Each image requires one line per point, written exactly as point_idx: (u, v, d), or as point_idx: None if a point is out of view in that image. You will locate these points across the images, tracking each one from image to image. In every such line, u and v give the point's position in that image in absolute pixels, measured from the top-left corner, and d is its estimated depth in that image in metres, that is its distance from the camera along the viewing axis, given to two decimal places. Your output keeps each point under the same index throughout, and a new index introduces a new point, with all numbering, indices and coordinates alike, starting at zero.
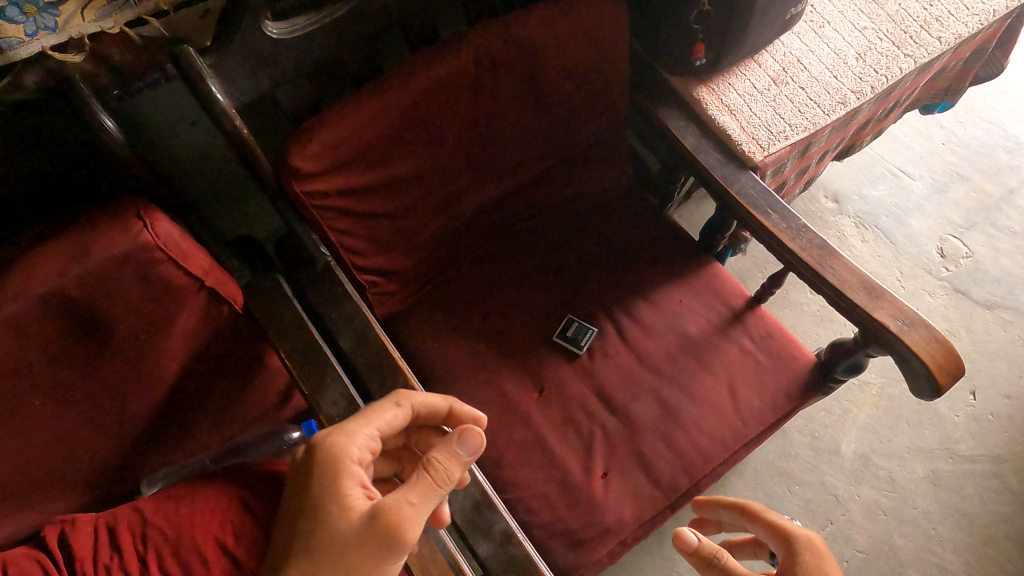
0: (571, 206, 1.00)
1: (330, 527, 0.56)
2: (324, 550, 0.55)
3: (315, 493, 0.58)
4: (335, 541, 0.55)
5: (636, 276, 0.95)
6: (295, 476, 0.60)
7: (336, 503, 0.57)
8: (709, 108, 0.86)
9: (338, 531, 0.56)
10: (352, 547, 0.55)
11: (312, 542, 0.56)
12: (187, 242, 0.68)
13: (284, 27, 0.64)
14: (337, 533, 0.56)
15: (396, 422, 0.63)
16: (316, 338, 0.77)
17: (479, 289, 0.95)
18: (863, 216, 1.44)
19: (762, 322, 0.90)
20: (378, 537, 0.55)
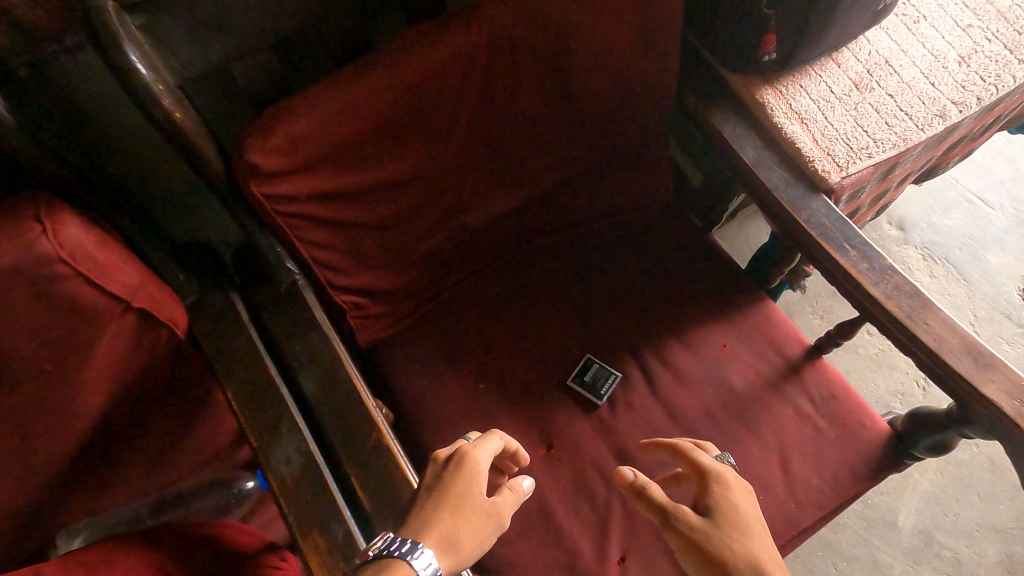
0: (599, 224, 0.84)
1: (466, 504, 0.52)
2: (455, 518, 0.51)
3: (463, 483, 0.53)
4: (464, 511, 0.52)
5: (672, 312, 0.80)
6: (434, 472, 0.55)
7: (473, 482, 0.53)
8: (775, 113, 0.70)
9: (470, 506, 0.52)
10: (472, 523, 0.51)
11: (440, 508, 0.51)
12: (110, 254, 0.53)
13: None
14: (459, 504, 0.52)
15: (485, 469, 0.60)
16: (273, 375, 0.62)
17: (484, 317, 0.80)
18: (932, 248, 1.27)
19: (824, 379, 0.74)
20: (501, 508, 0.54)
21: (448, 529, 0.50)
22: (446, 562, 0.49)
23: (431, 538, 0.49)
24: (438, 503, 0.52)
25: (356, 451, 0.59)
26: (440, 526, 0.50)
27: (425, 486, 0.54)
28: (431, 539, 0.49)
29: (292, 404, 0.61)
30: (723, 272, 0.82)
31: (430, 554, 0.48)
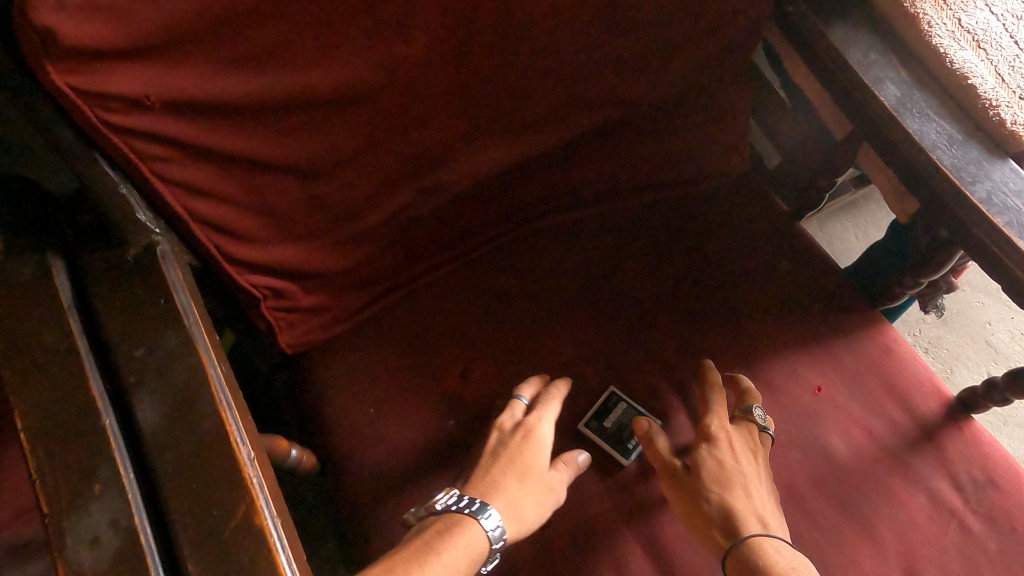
0: (640, 198, 0.59)
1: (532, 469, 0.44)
2: (523, 486, 0.43)
3: (532, 452, 0.45)
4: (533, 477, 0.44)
5: (741, 332, 0.54)
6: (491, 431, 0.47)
7: (540, 449, 0.45)
8: (935, 31, 0.44)
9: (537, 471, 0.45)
10: (536, 490, 0.44)
11: (507, 470, 0.44)
12: None
13: None
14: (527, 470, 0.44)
15: None
16: (94, 389, 0.37)
17: (469, 320, 0.56)
18: None
19: (974, 452, 0.48)
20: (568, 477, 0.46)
21: (516, 494, 0.43)
22: (511, 531, 0.41)
23: (498, 501, 0.42)
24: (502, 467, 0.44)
25: (214, 532, 0.34)
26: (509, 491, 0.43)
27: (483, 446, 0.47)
28: (500, 500, 0.42)
29: (117, 440, 0.36)
30: (818, 278, 0.56)
31: (499, 517, 0.41)
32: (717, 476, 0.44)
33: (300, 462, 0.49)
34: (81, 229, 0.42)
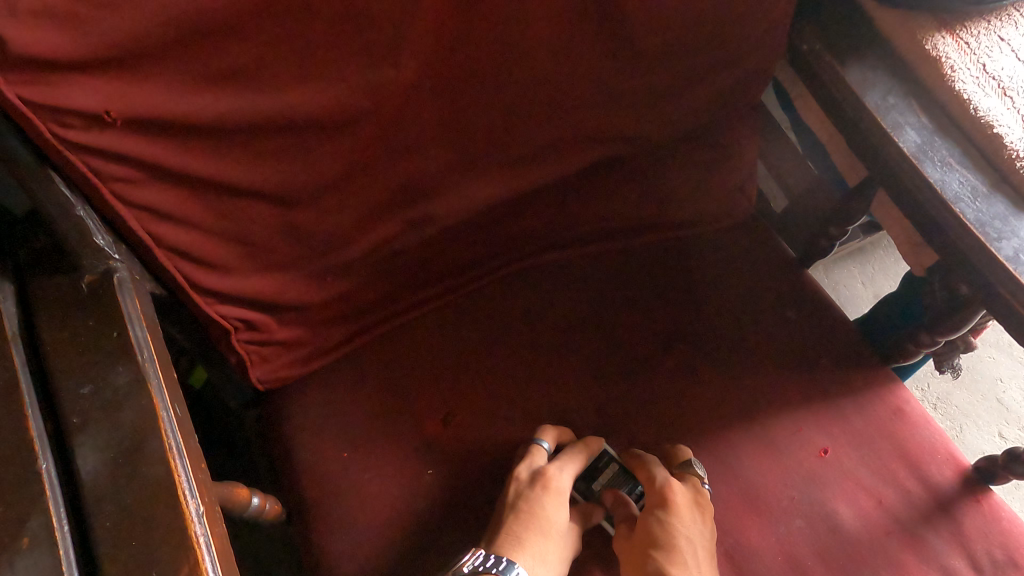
0: (643, 238, 0.56)
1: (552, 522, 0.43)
2: (547, 542, 0.42)
3: (553, 504, 0.43)
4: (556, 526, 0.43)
5: (745, 383, 0.51)
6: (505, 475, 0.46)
7: (559, 501, 0.44)
8: (958, 75, 0.41)
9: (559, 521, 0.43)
10: (560, 544, 0.43)
11: (532, 525, 0.42)
12: None
13: None
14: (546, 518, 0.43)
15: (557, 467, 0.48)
16: (33, 428, 0.33)
17: (454, 361, 0.52)
18: None
19: (992, 529, 0.45)
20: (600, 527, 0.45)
21: (542, 550, 0.42)
22: None
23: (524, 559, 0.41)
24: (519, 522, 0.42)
25: None
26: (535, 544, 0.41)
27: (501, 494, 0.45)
28: (527, 558, 0.41)
29: (52, 486, 0.32)
30: (829, 329, 0.53)
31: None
32: (665, 544, 0.41)
33: (265, 511, 0.46)
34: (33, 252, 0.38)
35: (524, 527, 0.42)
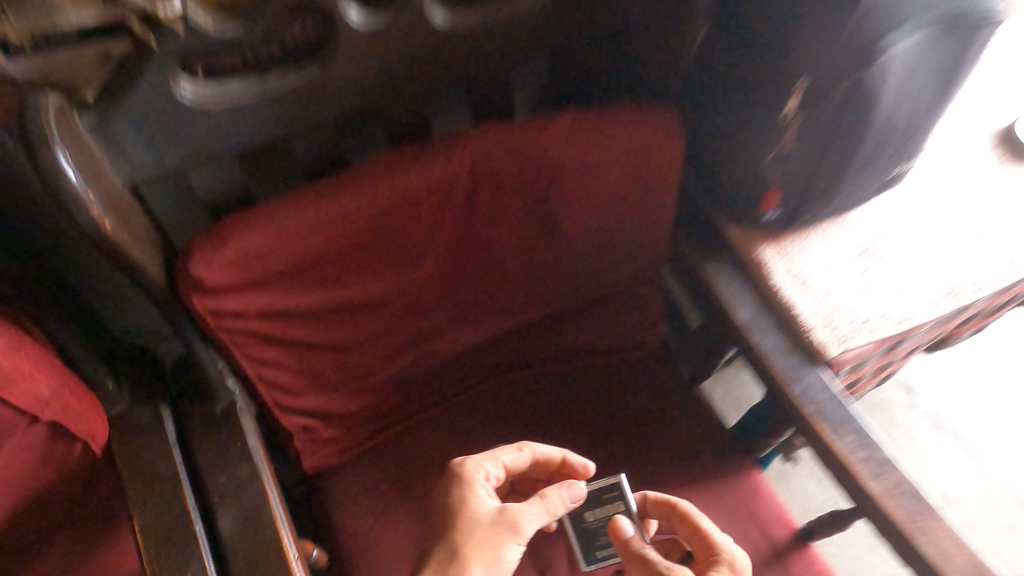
0: (581, 360, 0.79)
1: (487, 532, 0.53)
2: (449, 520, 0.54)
3: (462, 491, 0.55)
4: (496, 534, 0.53)
5: (650, 468, 0.72)
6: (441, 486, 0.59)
7: (467, 484, 0.56)
8: (774, 275, 0.65)
9: (498, 531, 0.53)
10: (466, 518, 0.54)
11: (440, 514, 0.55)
12: (19, 365, 0.48)
13: (206, 92, 0.47)
14: (485, 527, 0.53)
15: (516, 465, 0.61)
16: (190, 507, 0.54)
17: (445, 451, 0.73)
18: (940, 416, 1.14)
19: (811, 570, 0.66)
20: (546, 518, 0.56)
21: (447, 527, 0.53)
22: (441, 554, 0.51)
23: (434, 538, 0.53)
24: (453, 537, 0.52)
25: None
26: (468, 554, 0.51)
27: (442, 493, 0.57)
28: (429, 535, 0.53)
29: (203, 541, 0.52)
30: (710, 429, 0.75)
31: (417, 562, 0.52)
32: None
33: (320, 562, 0.66)
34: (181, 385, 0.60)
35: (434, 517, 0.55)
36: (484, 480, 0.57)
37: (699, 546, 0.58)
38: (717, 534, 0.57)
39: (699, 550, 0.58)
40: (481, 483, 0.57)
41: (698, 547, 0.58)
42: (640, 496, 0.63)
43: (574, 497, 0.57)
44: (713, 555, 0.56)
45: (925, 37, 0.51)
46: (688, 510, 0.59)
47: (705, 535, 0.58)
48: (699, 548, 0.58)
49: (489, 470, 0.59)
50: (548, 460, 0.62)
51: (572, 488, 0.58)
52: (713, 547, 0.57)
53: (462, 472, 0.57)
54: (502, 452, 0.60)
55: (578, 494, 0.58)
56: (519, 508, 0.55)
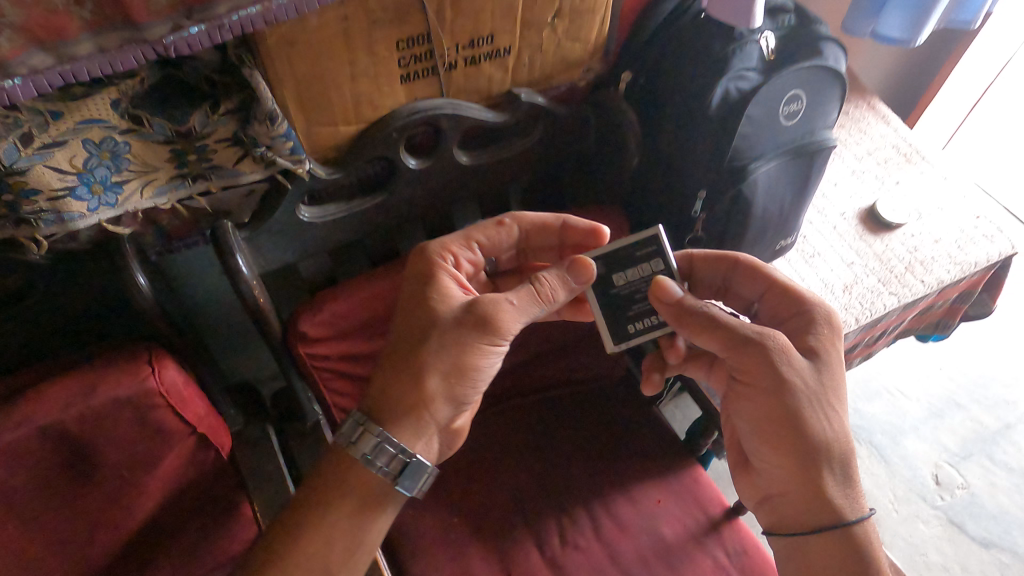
0: (560, 391, 1.04)
1: (454, 331, 0.65)
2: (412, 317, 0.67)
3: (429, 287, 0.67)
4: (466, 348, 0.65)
5: (619, 467, 0.96)
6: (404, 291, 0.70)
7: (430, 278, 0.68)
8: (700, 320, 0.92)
9: (459, 336, 0.65)
10: (422, 324, 0.66)
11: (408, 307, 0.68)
12: (189, 391, 0.72)
13: (318, 212, 0.73)
14: (441, 329, 0.65)
15: (496, 238, 0.74)
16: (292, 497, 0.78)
17: (464, 460, 0.96)
18: (858, 432, 1.50)
19: (739, 537, 0.89)
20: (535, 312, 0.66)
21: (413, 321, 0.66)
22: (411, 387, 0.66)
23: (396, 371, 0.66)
24: (419, 347, 0.65)
25: None
26: (422, 370, 0.65)
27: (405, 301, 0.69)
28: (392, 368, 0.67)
29: None
30: (662, 438, 0.99)
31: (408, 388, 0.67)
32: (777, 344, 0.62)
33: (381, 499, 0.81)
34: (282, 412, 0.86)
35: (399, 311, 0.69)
36: (450, 265, 0.70)
37: (795, 336, 0.66)
38: (796, 283, 0.69)
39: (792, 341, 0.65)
40: (449, 270, 0.69)
41: (782, 306, 0.69)
42: (683, 254, 0.74)
43: (557, 293, 0.66)
44: (802, 305, 0.67)
45: (777, 161, 0.81)
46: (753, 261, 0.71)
47: (795, 290, 0.68)
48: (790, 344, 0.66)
49: (457, 253, 0.71)
50: (548, 224, 0.74)
51: (577, 268, 0.66)
52: (802, 300, 0.67)
53: (429, 281, 0.68)
54: (479, 235, 0.73)
55: (554, 293, 0.66)
56: (489, 302, 0.64)
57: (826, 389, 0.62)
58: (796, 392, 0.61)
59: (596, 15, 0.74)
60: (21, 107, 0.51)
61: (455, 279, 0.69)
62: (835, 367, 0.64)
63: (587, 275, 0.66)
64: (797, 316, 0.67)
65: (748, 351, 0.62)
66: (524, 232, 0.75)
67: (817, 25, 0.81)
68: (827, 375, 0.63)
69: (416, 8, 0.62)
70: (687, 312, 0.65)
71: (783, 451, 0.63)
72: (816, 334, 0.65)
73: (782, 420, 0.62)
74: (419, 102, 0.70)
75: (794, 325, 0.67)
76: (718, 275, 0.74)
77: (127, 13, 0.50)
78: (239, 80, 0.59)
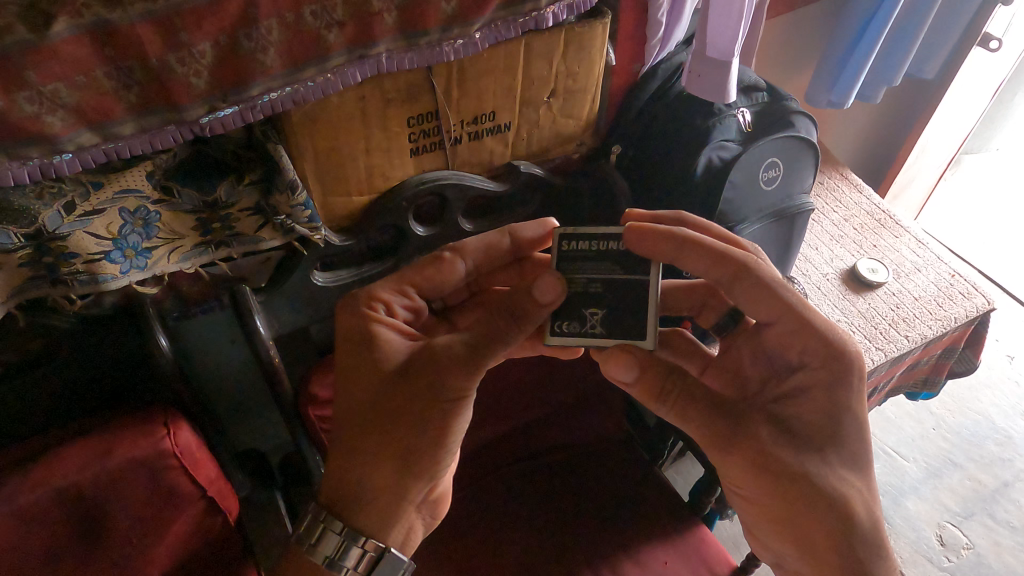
0: (561, 452, 1.05)
1: (406, 385, 0.62)
2: (363, 375, 0.65)
3: (373, 344, 0.65)
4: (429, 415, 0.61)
5: (625, 528, 0.96)
6: (349, 347, 0.67)
7: (374, 337, 0.66)
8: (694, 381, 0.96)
9: (412, 397, 0.61)
10: (376, 381, 0.64)
11: (354, 367, 0.66)
12: (202, 453, 0.74)
13: (330, 277, 0.78)
14: (391, 393, 0.62)
15: (440, 272, 0.72)
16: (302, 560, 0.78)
17: (469, 525, 0.96)
18: None
19: None
20: (501, 337, 0.60)
21: (364, 383, 0.64)
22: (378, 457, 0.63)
23: (352, 436, 0.64)
24: (370, 411, 0.63)
25: None
26: (386, 434, 0.62)
27: (354, 362, 0.66)
28: (350, 435, 0.64)
29: None
30: (664, 497, 1.00)
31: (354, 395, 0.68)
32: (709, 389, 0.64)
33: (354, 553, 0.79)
34: (289, 477, 0.88)
35: (347, 369, 0.67)
36: (382, 314, 0.68)
37: (803, 408, 0.63)
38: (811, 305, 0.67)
39: (803, 412, 0.62)
40: (383, 320, 0.68)
41: (794, 344, 0.66)
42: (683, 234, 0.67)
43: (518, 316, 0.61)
44: (822, 357, 0.64)
45: (759, 223, 0.91)
46: (768, 268, 0.68)
47: (810, 332, 0.65)
48: (802, 412, 0.63)
49: (388, 302, 0.70)
50: (494, 242, 0.74)
51: (540, 286, 0.62)
52: (837, 346, 0.64)
53: (367, 337, 0.66)
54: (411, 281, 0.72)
55: (519, 313, 0.61)
56: (444, 345, 0.61)
57: (836, 467, 0.60)
58: (797, 468, 0.59)
59: (588, 94, 0.81)
60: (65, 178, 0.55)
61: (396, 327, 0.68)
62: (850, 431, 0.61)
63: (556, 293, 0.61)
64: (828, 371, 0.63)
65: (736, 445, 0.61)
66: (468, 262, 0.74)
67: (787, 100, 0.91)
68: (837, 447, 0.60)
69: (426, 89, 0.69)
70: (662, 384, 0.62)
71: (795, 533, 0.60)
72: (846, 389, 0.62)
73: (784, 499, 0.59)
74: (426, 174, 0.76)
75: (819, 379, 0.63)
76: (709, 268, 0.70)
77: (169, 94, 0.54)
78: (263, 154, 0.65)
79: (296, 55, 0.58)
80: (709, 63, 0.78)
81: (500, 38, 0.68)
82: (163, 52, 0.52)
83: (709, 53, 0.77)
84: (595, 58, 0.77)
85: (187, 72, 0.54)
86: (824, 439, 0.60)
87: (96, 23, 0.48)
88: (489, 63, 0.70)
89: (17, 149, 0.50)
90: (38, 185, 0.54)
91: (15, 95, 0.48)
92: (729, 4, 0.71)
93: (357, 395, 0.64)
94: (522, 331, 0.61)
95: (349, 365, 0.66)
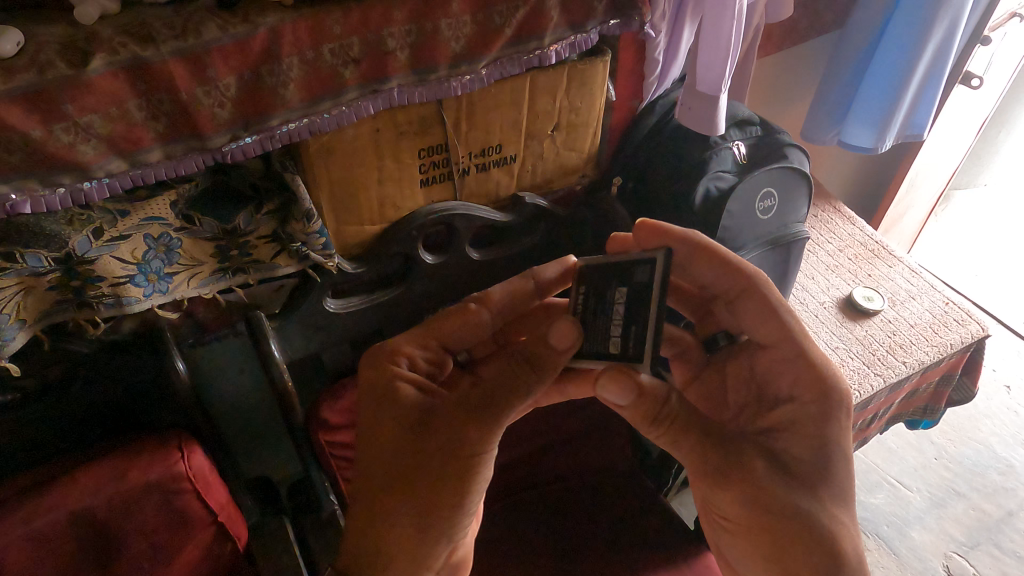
0: (566, 481, 1.05)
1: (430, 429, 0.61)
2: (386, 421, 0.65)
3: (393, 397, 0.66)
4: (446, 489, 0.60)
5: (630, 557, 0.95)
6: (373, 396, 0.67)
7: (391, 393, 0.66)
8: None
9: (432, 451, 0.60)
10: (398, 427, 0.64)
11: (379, 410, 0.65)
12: (215, 477, 0.74)
13: (342, 303, 0.81)
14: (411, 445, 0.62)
15: (470, 317, 0.76)
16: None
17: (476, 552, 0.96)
18: (863, 523, 1.51)
19: None
20: (521, 387, 0.60)
21: (389, 430, 0.64)
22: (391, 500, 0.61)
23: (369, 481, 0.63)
24: (394, 456, 0.62)
25: None
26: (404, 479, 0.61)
27: (377, 409, 0.66)
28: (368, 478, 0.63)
29: None
30: (669, 522, 1.00)
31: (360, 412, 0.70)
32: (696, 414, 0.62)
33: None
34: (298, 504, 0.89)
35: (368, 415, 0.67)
36: (401, 367, 0.69)
37: (789, 441, 0.64)
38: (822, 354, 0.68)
39: (790, 446, 0.64)
40: (401, 373, 0.68)
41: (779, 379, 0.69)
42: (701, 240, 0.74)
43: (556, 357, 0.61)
44: (815, 391, 0.66)
45: (756, 250, 0.95)
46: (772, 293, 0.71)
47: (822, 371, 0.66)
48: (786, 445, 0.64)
49: (410, 354, 0.71)
50: (518, 287, 0.79)
51: (556, 334, 0.61)
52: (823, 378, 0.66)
53: (389, 391, 0.66)
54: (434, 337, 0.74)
55: (536, 362, 0.61)
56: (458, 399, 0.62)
57: (825, 503, 0.61)
58: (789, 502, 0.60)
59: (589, 128, 0.85)
60: (94, 207, 0.58)
61: (413, 380, 0.67)
62: (842, 473, 0.62)
63: (570, 340, 0.61)
64: (816, 404, 0.65)
65: (733, 481, 0.61)
66: (492, 311, 0.77)
67: (780, 134, 0.95)
68: (828, 485, 0.61)
69: (436, 123, 0.73)
70: (659, 411, 0.61)
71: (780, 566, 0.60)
72: (835, 427, 0.64)
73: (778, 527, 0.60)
74: (436, 204, 0.79)
75: (807, 411, 0.65)
76: (720, 280, 0.74)
77: (195, 126, 0.57)
78: (281, 184, 0.67)
79: (315, 89, 0.61)
80: (700, 96, 0.83)
81: (506, 74, 0.71)
82: (193, 85, 0.55)
83: (700, 88, 0.81)
84: (596, 93, 0.81)
85: (212, 104, 0.57)
86: (816, 475, 0.62)
87: (131, 58, 0.52)
88: (496, 98, 0.74)
89: (51, 176, 0.52)
90: (69, 212, 0.57)
91: (52, 124, 0.50)
92: (716, 40, 0.77)
93: (381, 445, 0.64)
94: (538, 381, 0.61)
95: (374, 408, 0.66)
